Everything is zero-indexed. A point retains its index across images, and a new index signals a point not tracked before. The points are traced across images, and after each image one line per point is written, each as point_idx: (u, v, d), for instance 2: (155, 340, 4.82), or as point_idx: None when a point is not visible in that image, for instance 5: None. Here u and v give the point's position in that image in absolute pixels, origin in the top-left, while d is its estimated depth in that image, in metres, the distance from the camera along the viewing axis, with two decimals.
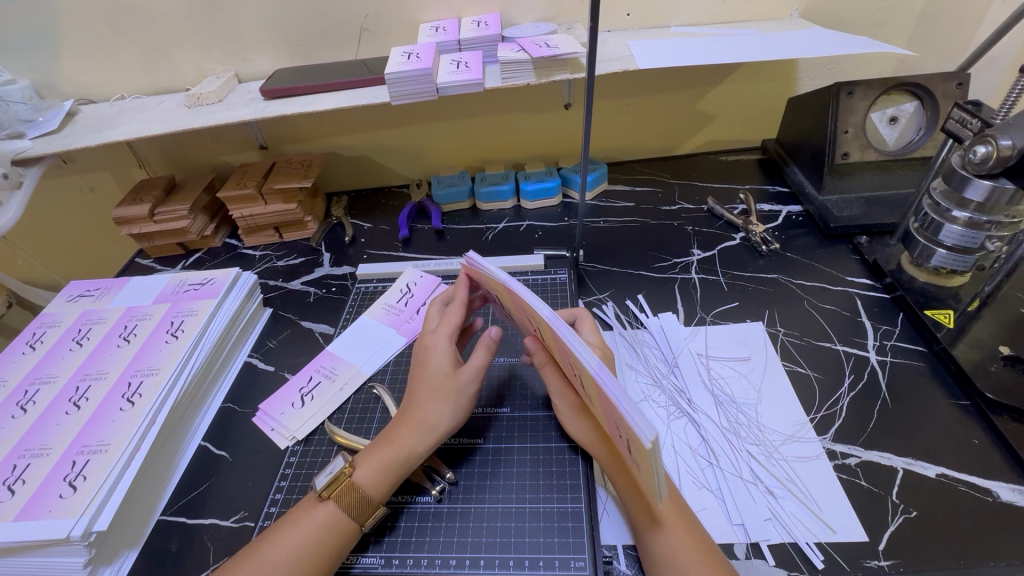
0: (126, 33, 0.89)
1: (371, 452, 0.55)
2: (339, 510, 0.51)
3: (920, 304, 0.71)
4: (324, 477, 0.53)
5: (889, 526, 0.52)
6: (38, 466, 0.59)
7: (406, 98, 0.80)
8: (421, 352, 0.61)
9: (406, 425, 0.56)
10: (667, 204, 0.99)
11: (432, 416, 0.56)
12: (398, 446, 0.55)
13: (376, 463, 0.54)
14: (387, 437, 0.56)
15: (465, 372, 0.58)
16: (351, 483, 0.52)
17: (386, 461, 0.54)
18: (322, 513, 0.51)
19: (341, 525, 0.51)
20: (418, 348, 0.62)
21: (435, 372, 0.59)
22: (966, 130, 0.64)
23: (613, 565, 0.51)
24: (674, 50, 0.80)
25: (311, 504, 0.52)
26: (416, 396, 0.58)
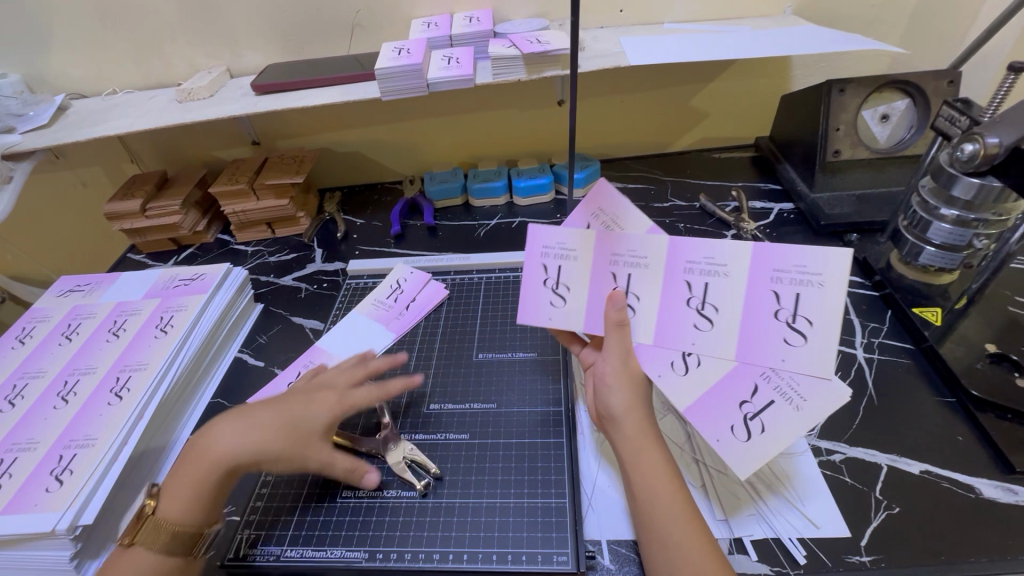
0: (117, 28, 0.89)
1: (175, 483, 0.52)
2: (148, 554, 0.49)
3: (908, 302, 0.71)
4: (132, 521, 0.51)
5: (871, 522, 0.52)
6: (25, 460, 0.59)
7: (397, 94, 0.80)
8: (305, 401, 0.56)
9: (206, 465, 0.52)
10: (659, 201, 0.99)
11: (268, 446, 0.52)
12: (206, 466, 0.52)
13: (184, 492, 0.51)
14: (193, 453, 0.54)
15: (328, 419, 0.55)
16: (155, 522, 0.50)
17: (197, 499, 0.51)
18: (134, 557, 0.49)
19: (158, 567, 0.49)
20: (305, 393, 0.57)
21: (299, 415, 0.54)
22: (954, 128, 0.64)
23: (596, 561, 0.51)
24: (665, 47, 0.80)
25: (118, 554, 0.49)
26: (252, 430, 0.53)
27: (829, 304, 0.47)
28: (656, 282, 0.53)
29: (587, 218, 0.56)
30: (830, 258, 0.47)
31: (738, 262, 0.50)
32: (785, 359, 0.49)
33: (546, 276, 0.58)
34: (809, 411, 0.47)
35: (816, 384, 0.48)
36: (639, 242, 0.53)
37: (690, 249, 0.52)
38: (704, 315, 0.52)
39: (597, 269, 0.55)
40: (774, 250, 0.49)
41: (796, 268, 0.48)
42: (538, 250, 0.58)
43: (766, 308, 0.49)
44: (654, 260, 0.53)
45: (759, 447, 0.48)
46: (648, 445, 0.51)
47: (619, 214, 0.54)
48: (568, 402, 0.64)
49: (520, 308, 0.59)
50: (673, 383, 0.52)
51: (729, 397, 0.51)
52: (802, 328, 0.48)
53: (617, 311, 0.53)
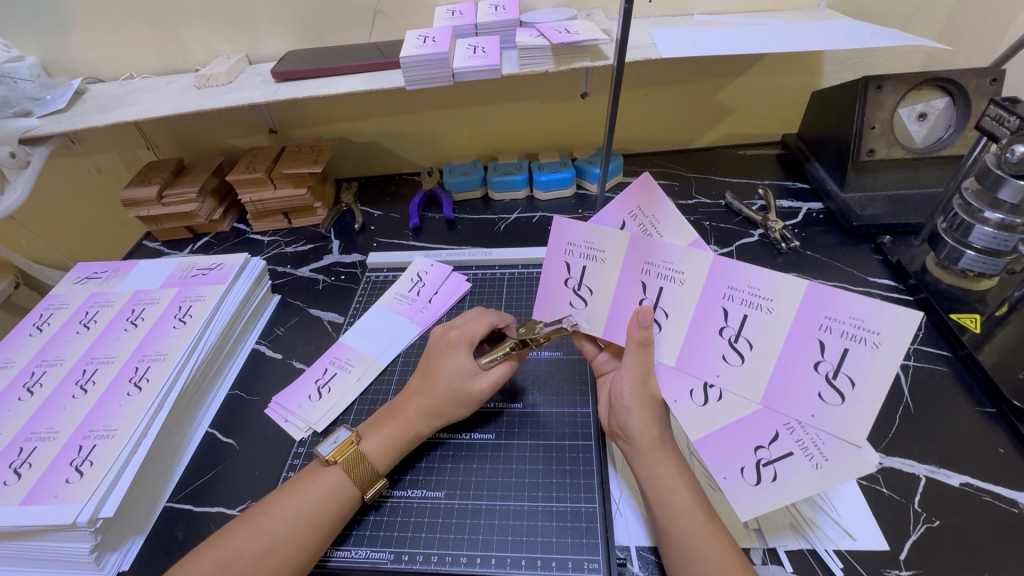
0: (136, 11, 0.87)
1: (378, 427, 0.57)
2: (342, 478, 0.53)
3: (945, 307, 0.69)
4: (331, 445, 0.55)
5: (910, 535, 0.51)
6: (45, 450, 0.58)
7: (421, 84, 0.78)
8: (437, 351, 0.61)
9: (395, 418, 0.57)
10: (684, 198, 0.97)
11: (445, 405, 0.58)
12: (405, 425, 0.57)
13: (383, 438, 0.56)
14: (391, 412, 0.58)
15: (482, 382, 0.58)
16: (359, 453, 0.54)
17: (392, 437, 0.56)
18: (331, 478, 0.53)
19: (343, 493, 0.52)
20: (438, 342, 0.62)
21: (453, 378, 0.58)
22: (1002, 128, 0.61)
23: (626, 568, 0.50)
24: (697, 39, 0.78)
25: (315, 470, 0.54)
26: (414, 388, 0.59)
27: (879, 367, 0.43)
28: (691, 301, 0.50)
29: (625, 215, 0.53)
30: (894, 320, 0.42)
31: (786, 300, 0.46)
32: (815, 415, 0.46)
33: (569, 275, 0.56)
34: (829, 472, 0.45)
35: (843, 447, 0.45)
36: (679, 256, 0.50)
37: (733, 274, 0.48)
38: (736, 349, 0.49)
39: (626, 277, 0.53)
40: (829, 296, 0.44)
41: (852, 321, 0.44)
42: (563, 247, 0.55)
43: (807, 357, 0.46)
44: (692, 278, 0.50)
45: (768, 495, 0.46)
46: (664, 463, 0.50)
47: (662, 219, 0.51)
48: (595, 403, 0.63)
49: (539, 301, 0.59)
50: (688, 412, 0.51)
51: (746, 438, 0.49)
52: (842, 386, 0.45)
53: (641, 330, 0.51)
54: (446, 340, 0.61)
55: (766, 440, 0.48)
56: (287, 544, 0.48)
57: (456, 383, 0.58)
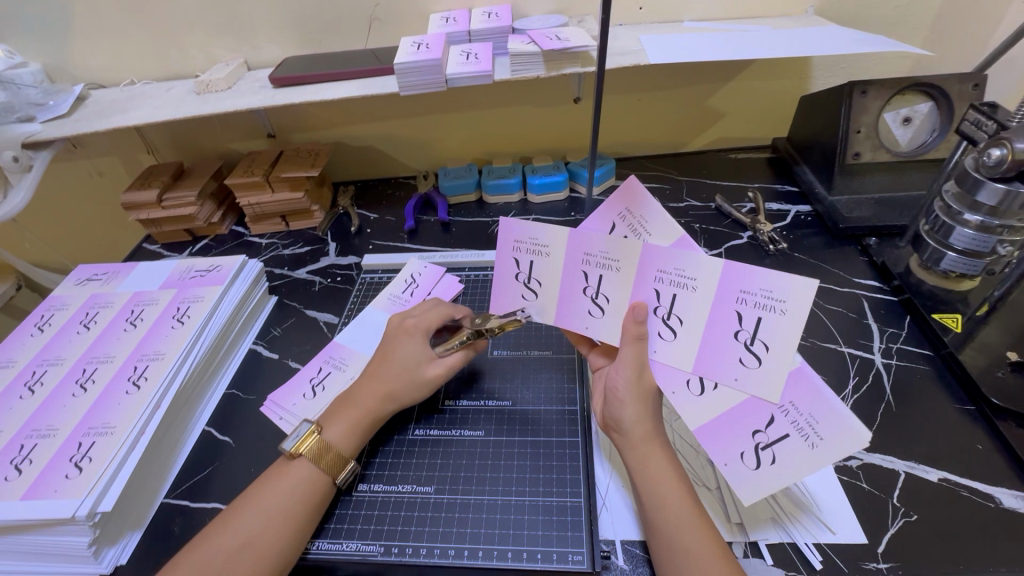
0: (138, 18, 0.89)
1: (336, 414, 0.58)
2: (312, 469, 0.54)
3: (927, 308, 0.70)
4: (293, 439, 0.56)
5: (888, 528, 0.52)
6: (45, 447, 0.59)
7: (415, 89, 0.80)
8: (390, 341, 0.63)
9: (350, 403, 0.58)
10: (675, 201, 0.99)
11: (399, 390, 0.59)
12: (365, 410, 0.58)
13: (344, 425, 0.57)
14: (347, 399, 0.59)
15: (436, 368, 0.61)
16: (321, 442, 0.55)
17: (353, 421, 0.57)
18: (298, 472, 0.54)
19: (312, 485, 0.53)
20: (393, 332, 0.64)
21: (405, 363, 0.60)
22: (980, 133, 0.63)
23: (610, 560, 0.51)
24: (686, 45, 0.79)
25: (283, 465, 0.55)
26: (367, 374, 0.61)
27: (785, 332, 0.46)
28: (626, 286, 0.52)
29: (614, 216, 0.54)
30: (795, 286, 0.44)
31: (706, 279, 0.48)
32: (739, 379, 0.49)
33: (518, 270, 0.58)
34: (825, 450, 0.45)
35: (839, 424, 0.45)
36: (608, 244, 0.51)
37: (663, 259, 0.49)
38: (668, 325, 0.52)
39: (569, 270, 0.55)
40: (740, 270, 0.47)
41: (762, 292, 0.46)
42: (510, 243, 0.57)
43: (728, 327, 0.49)
44: (625, 266, 0.51)
45: (767, 477, 0.48)
46: (653, 456, 0.51)
47: (649, 219, 0.52)
48: (582, 400, 0.64)
49: (494, 299, 0.61)
50: (684, 402, 0.52)
51: (744, 424, 0.49)
52: (758, 351, 0.48)
53: (637, 324, 0.52)
54: (402, 328, 0.64)
55: (763, 423, 0.49)
56: (260, 538, 0.49)
57: (414, 368, 0.60)
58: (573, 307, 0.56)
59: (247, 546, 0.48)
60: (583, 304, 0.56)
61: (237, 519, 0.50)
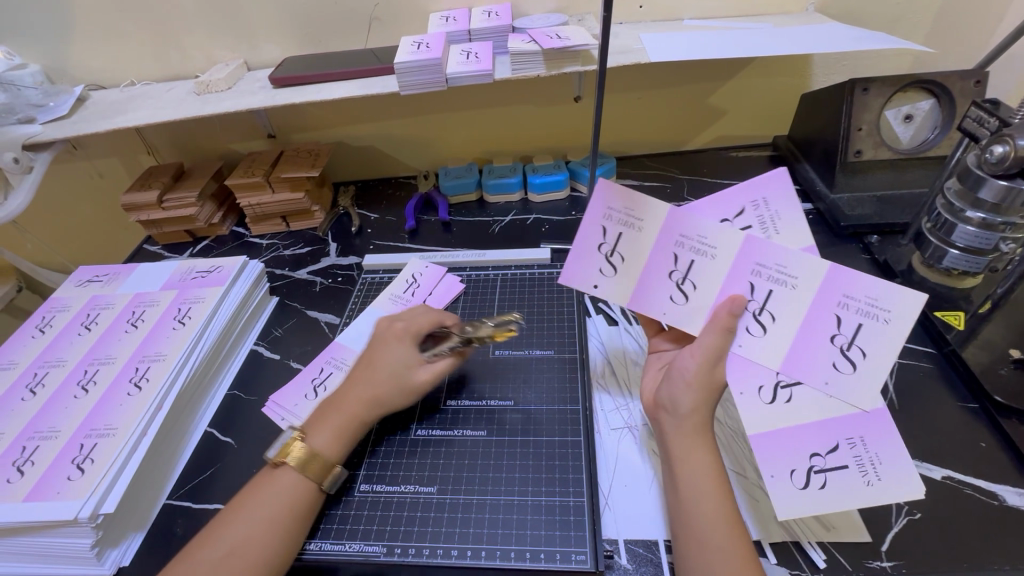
0: (138, 18, 0.89)
1: (321, 421, 0.57)
2: (299, 476, 0.53)
3: (929, 305, 0.70)
4: (278, 447, 0.55)
5: (891, 527, 0.52)
6: (48, 448, 0.59)
7: (416, 89, 0.79)
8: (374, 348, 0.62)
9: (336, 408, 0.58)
10: (676, 200, 0.98)
11: (384, 395, 0.58)
12: (350, 415, 0.57)
13: (328, 431, 0.56)
14: (331, 404, 0.59)
15: (424, 373, 0.60)
16: (305, 448, 0.55)
17: (340, 426, 0.57)
18: (284, 479, 0.53)
19: (301, 491, 0.53)
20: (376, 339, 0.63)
21: (390, 370, 0.59)
22: (983, 130, 0.63)
23: (613, 560, 0.51)
24: (687, 43, 0.79)
25: (268, 473, 0.54)
26: (352, 380, 0.60)
27: (887, 340, 0.49)
28: (719, 276, 0.54)
29: (746, 203, 0.54)
30: (903, 298, 0.48)
31: (808, 279, 0.51)
32: (828, 382, 0.51)
33: (603, 240, 0.57)
34: (882, 490, 0.47)
35: (902, 469, 0.47)
36: (636, 203, 0.55)
37: (763, 251, 0.52)
38: (759, 321, 0.53)
39: (660, 248, 0.55)
40: (848, 274, 0.50)
41: (866, 298, 0.50)
42: (601, 211, 0.57)
43: (823, 329, 0.51)
44: (721, 254, 0.54)
45: (812, 501, 0.47)
46: (699, 448, 0.50)
47: (783, 216, 0.53)
48: (585, 400, 0.64)
49: (565, 269, 0.59)
50: (752, 405, 0.52)
51: (802, 444, 0.50)
52: (854, 357, 0.50)
53: (730, 315, 0.52)
54: (391, 332, 0.63)
55: (823, 449, 0.49)
56: (247, 545, 0.49)
57: (401, 374, 0.60)
58: (655, 289, 0.56)
59: (235, 552, 0.48)
60: (666, 288, 0.56)
61: (225, 527, 0.50)
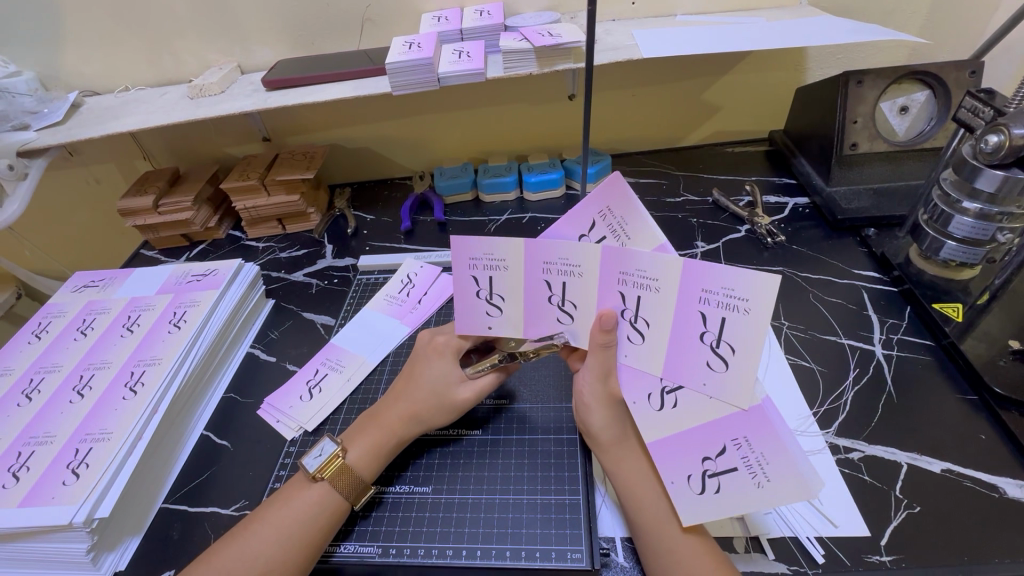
0: (130, 24, 0.89)
1: (360, 435, 0.57)
2: (334, 491, 0.53)
3: (927, 297, 0.70)
4: (317, 459, 0.55)
5: (891, 521, 0.51)
6: (43, 454, 0.59)
7: (408, 89, 0.79)
8: (416, 362, 0.61)
9: (377, 425, 0.58)
10: (672, 195, 0.98)
11: (425, 413, 0.58)
12: (388, 432, 0.57)
13: (367, 444, 0.56)
14: (372, 418, 0.59)
15: (465, 391, 0.59)
16: (343, 464, 0.54)
17: (376, 443, 0.56)
18: (317, 494, 0.53)
19: (333, 506, 0.52)
20: (420, 351, 0.62)
21: (433, 386, 0.59)
22: (977, 120, 0.62)
23: (610, 558, 0.51)
24: (679, 39, 0.79)
25: (301, 485, 0.54)
26: (394, 399, 0.59)
27: (751, 333, 0.43)
28: (592, 290, 0.50)
29: (594, 215, 0.49)
30: (757, 286, 0.42)
31: (670, 279, 0.46)
32: (707, 383, 0.47)
33: (478, 287, 0.54)
34: (770, 491, 0.44)
35: (788, 467, 0.44)
36: (495, 245, 0.51)
37: (622, 260, 0.46)
38: (636, 329, 0.50)
39: (531, 281, 0.52)
40: (702, 271, 0.44)
41: (724, 292, 0.43)
42: (465, 262, 0.53)
43: (692, 329, 0.46)
44: (588, 270, 0.49)
45: (709, 505, 0.47)
46: (628, 457, 0.52)
47: (630, 219, 0.48)
48: None
49: (457, 318, 0.57)
50: (643, 414, 0.51)
51: (694, 447, 0.49)
52: (724, 353, 0.46)
53: (603, 333, 0.50)
54: (432, 345, 0.61)
55: (715, 452, 0.48)
56: (280, 563, 0.48)
57: (443, 391, 0.58)
58: (541, 315, 0.54)
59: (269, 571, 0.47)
60: (551, 311, 0.53)
61: (251, 540, 0.49)
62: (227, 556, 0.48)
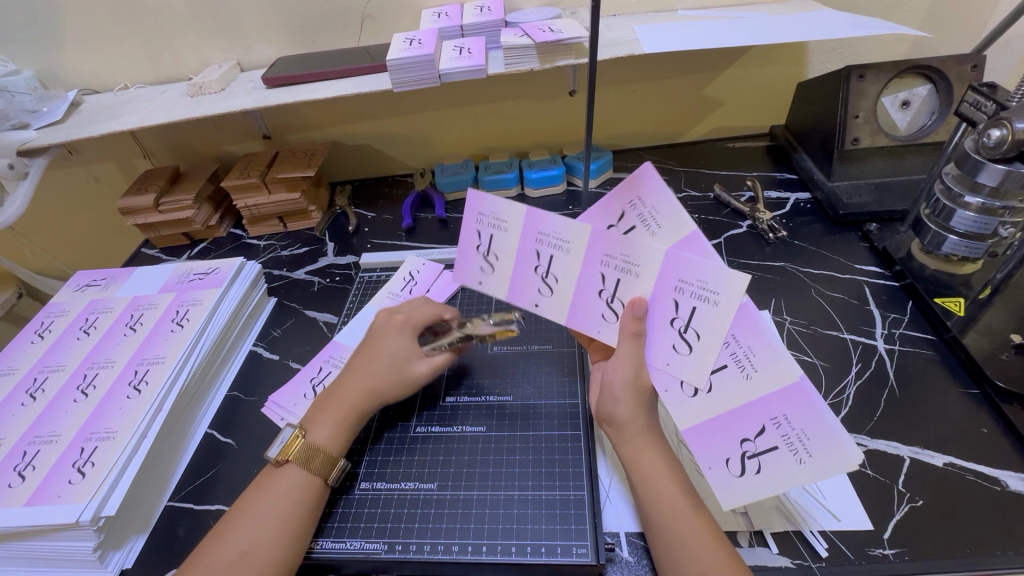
0: (129, 22, 0.89)
1: (321, 415, 0.57)
2: (302, 473, 0.53)
3: (929, 292, 0.70)
4: (277, 446, 0.55)
5: (893, 515, 0.52)
6: (49, 453, 0.59)
7: (409, 86, 0.79)
8: (371, 339, 0.62)
9: (337, 399, 0.58)
10: (673, 191, 0.98)
11: (382, 388, 0.58)
12: (347, 407, 0.57)
13: (329, 424, 0.56)
14: (331, 396, 0.59)
15: (422, 366, 0.60)
16: (304, 444, 0.54)
17: (337, 420, 0.57)
18: (285, 478, 0.53)
19: (304, 485, 0.53)
20: (376, 330, 0.62)
21: (391, 361, 0.59)
22: (980, 114, 0.62)
23: (615, 553, 0.52)
24: (681, 34, 0.79)
25: (270, 472, 0.54)
26: (348, 376, 0.59)
27: (717, 324, 0.46)
28: (576, 265, 0.51)
29: (624, 205, 0.49)
30: (730, 281, 0.44)
31: (649, 266, 0.48)
32: (671, 364, 0.50)
33: (478, 242, 0.55)
34: (812, 466, 0.45)
35: (830, 441, 0.44)
36: (501, 205, 0.52)
37: (609, 243, 0.49)
38: (612, 308, 0.51)
39: (523, 248, 0.52)
40: (684, 261, 0.46)
41: (698, 283, 0.46)
42: (472, 215, 0.53)
43: (663, 314, 0.49)
44: (575, 246, 0.50)
45: (750, 485, 0.48)
46: (650, 448, 0.52)
47: (661, 210, 0.47)
48: (583, 394, 0.64)
49: (455, 269, 0.58)
50: (680, 401, 0.50)
51: (732, 431, 0.49)
52: (690, 339, 0.48)
53: (635, 321, 0.49)
54: (391, 323, 0.62)
55: (752, 432, 0.48)
56: (258, 547, 0.48)
57: None
58: (524, 284, 0.54)
59: (245, 556, 0.48)
60: (533, 281, 0.54)
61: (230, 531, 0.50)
62: (209, 550, 0.49)
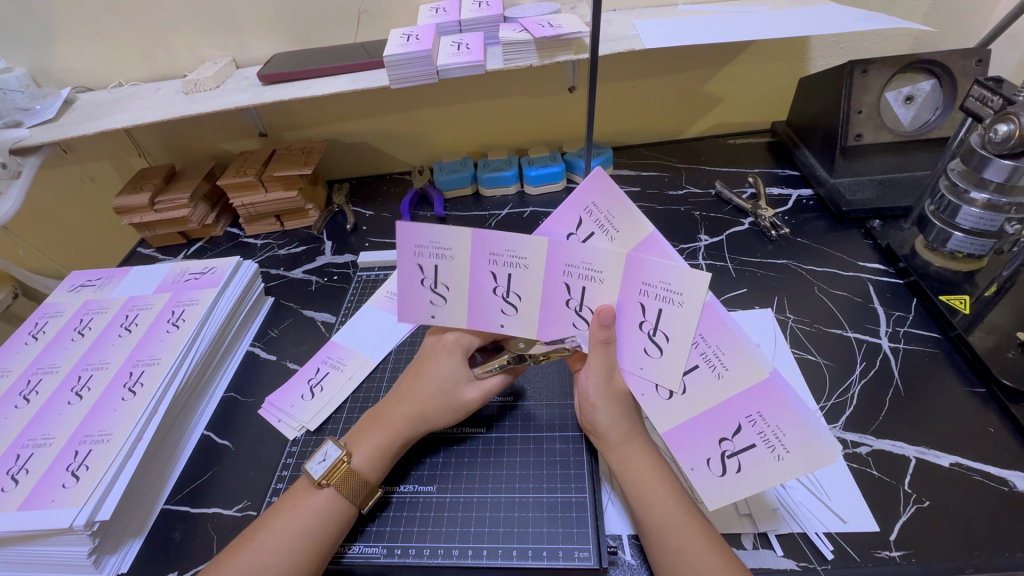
0: (122, 18, 0.87)
1: (365, 436, 0.56)
2: (340, 499, 0.52)
3: (934, 289, 0.69)
4: (321, 465, 0.53)
5: (900, 517, 0.51)
6: (42, 456, 0.59)
7: (407, 82, 0.78)
8: (427, 355, 0.60)
9: (379, 424, 0.57)
10: (674, 188, 0.97)
11: (431, 412, 0.57)
12: (390, 431, 0.56)
13: (371, 448, 0.55)
14: (375, 418, 0.58)
15: (472, 391, 0.58)
16: (348, 469, 0.53)
17: (381, 446, 0.55)
18: (322, 501, 0.51)
19: (341, 512, 0.51)
20: (433, 343, 0.61)
21: (441, 386, 0.57)
22: (985, 109, 0.61)
23: (617, 556, 0.51)
24: (682, 29, 0.78)
25: (307, 491, 0.52)
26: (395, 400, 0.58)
27: (683, 323, 0.46)
28: (537, 282, 0.51)
29: (579, 212, 0.48)
30: (689, 279, 0.44)
31: (612, 271, 0.47)
32: (644, 368, 0.50)
33: (423, 275, 0.54)
34: (791, 462, 0.45)
35: (803, 437, 0.44)
36: (441, 234, 0.51)
37: (569, 253, 0.48)
38: (582, 316, 0.51)
39: (476, 271, 0.52)
40: (643, 265, 0.45)
41: (661, 285, 0.45)
42: (411, 247, 0.52)
43: (632, 319, 0.49)
44: (534, 263, 0.50)
45: (732, 486, 0.47)
46: (637, 452, 0.52)
47: (617, 214, 0.46)
48: None
49: (400, 307, 0.56)
50: (656, 404, 0.50)
51: (711, 429, 0.48)
52: (660, 342, 0.48)
53: (602, 328, 0.49)
54: (442, 343, 0.60)
55: (730, 431, 0.48)
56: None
57: (450, 388, 0.58)
58: (485, 306, 0.54)
59: None
60: (496, 303, 0.54)
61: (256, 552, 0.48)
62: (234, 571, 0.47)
